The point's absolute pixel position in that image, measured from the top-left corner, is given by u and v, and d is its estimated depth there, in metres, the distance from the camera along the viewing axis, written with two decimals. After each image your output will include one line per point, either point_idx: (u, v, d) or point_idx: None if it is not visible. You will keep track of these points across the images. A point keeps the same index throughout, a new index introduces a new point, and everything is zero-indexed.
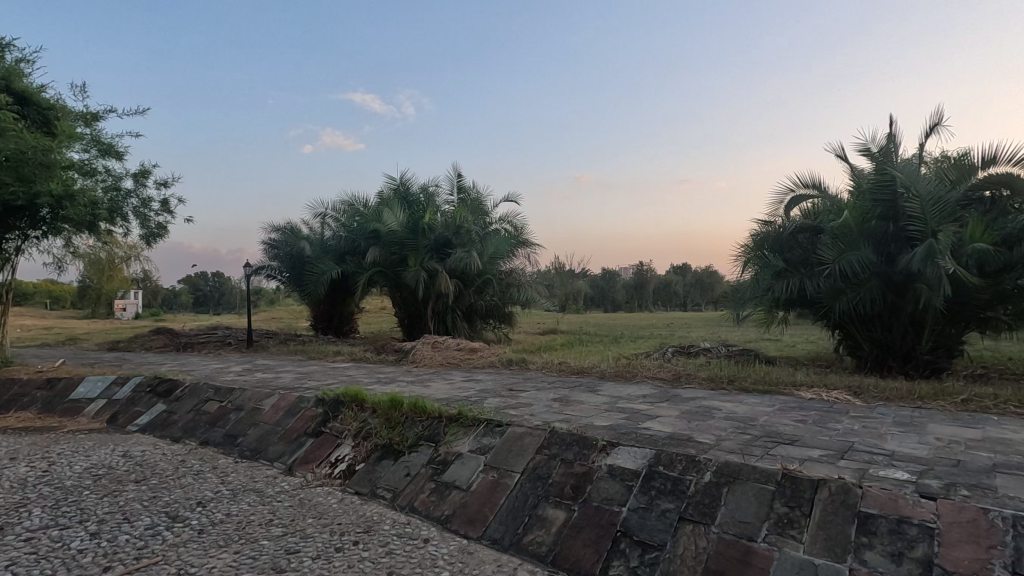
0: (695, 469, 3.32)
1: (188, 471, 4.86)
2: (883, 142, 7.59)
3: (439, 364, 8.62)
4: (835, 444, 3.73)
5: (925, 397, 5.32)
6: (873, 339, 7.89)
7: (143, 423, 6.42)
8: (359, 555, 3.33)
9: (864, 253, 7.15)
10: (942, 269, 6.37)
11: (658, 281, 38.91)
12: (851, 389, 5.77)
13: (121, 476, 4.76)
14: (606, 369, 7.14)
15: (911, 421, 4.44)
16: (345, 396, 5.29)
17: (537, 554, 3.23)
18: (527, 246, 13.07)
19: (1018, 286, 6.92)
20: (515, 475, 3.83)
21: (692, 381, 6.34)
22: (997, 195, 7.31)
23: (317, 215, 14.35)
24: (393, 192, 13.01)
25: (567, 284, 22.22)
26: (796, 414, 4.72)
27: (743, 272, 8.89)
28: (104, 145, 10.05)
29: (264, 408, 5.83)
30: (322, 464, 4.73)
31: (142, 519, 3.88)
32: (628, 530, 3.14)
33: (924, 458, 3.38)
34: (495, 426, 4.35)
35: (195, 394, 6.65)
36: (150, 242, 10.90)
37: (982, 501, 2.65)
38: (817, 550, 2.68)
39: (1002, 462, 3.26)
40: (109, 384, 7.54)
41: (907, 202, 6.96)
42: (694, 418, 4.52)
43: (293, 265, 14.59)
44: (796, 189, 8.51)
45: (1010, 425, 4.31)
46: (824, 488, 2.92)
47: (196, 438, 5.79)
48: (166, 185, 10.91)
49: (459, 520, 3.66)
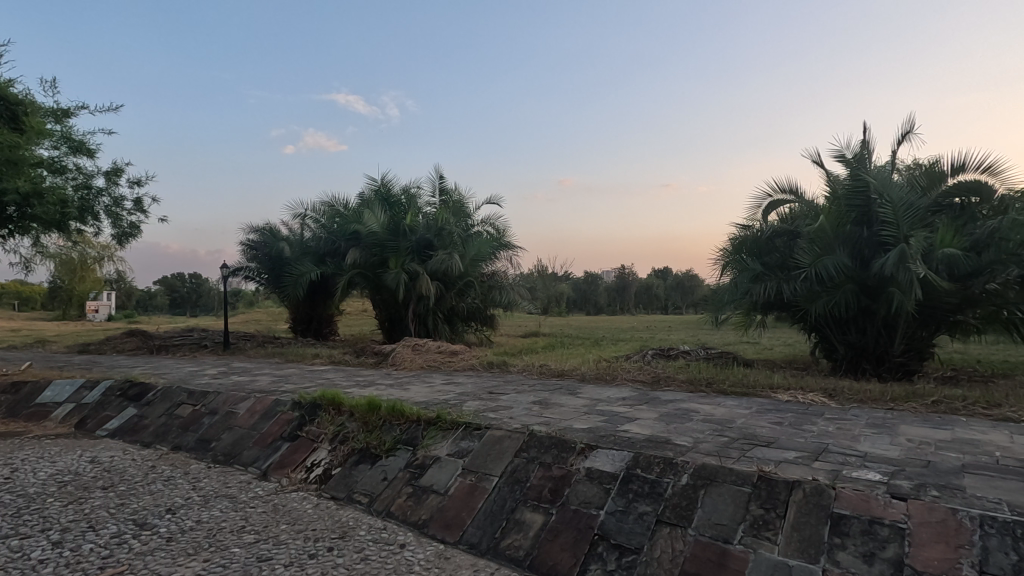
0: (672, 471, 3.34)
1: (159, 477, 4.73)
2: (858, 148, 7.69)
3: (420, 366, 8.61)
4: (810, 445, 3.78)
5: (897, 399, 5.43)
6: (848, 342, 8.02)
7: (112, 428, 6.24)
8: (334, 561, 3.27)
9: (839, 258, 7.29)
10: (913, 273, 6.52)
11: (639, 284, 39.38)
12: (826, 390, 5.87)
13: (88, 482, 4.62)
14: (587, 372, 7.18)
15: (885, 423, 4.52)
16: (322, 400, 5.22)
17: (514, 558, 3.21)
18: (509, 248, 13.03)
19: (987, 291, 7.09)
20: (493, 479, 3.80)
21: (671, 383, 6.41)
22: (966, 201, 7.52)
23: (297, 216, 14.16)
24: (374, 193, 12.94)
25: (550, 286, 22.44)
26: (773, 416, 4.78)
27: (721, 275, 8.99)
28: (75, 142, 9.77)
29: (239, 412, 5.71)
30: (298, 469, 4.64)
31: (108, 527, 3.76)
32: (606, 533, 3.13)
33: (896, 458, 3.44)
34: (474, 429, 4.32)
35: (168, 398, 6.49)
36: (122, 242, 10.64)
37: (951, 501, 2.69)
38: (791, 550, 2.69)
39: (972, 463, 3.33)
40: (79, 388, 7.33)
41: (880, 207, 7.11)
42: (673, 421, 4.55)
43: (271, 265, 14.37)
44: (773, 194, 8.62)
45: (978, 425, 4.42)
46: (799, 489, 2.95)
47: (168, 443, 5.64)
48: (140, 183, 10.69)
49: (436, 525, 3.62)
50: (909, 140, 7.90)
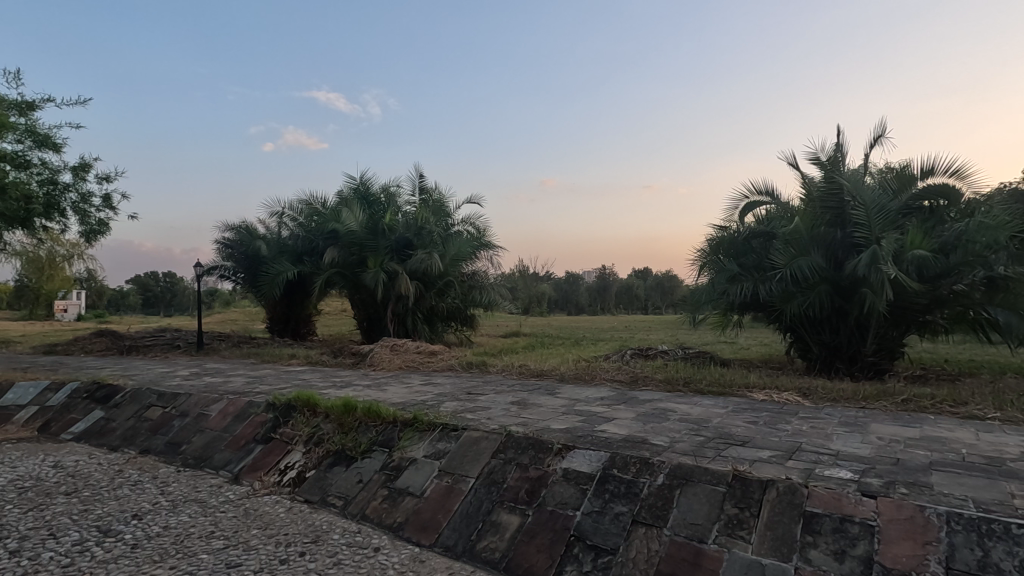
0: (649, 471, 3.34)
1: (126, 481, 4.59)
2: (832, 150, 7.79)
3: (398, 366, 8.53)
4: (784, 445, 3.82)
5: (869, 398, 5.52)
6: (822, 342, 8.15)
7: (78, 431, 6.03)
8: (306, 566, 3.20)
9: (813, 258, 7.42)
10: (885, 274, 6.66)
11: (620, 284, 39.70)
12: (800, 390, 5.94)
13: (50, 488, 4.46)
14: (566, 372, 7.18)
15: (856, 421, 4.59)
16: (297, 401, 5.12)
17: (490, 561, 3.17)
18: (490, 248, 12.95)
19: (955, 292, 7.26)
20: (469, 480, 3.76)
21: (649, 382, 6.44)
22: (935, 204, 7.70)
23: (274, 215, 13.90)
24: (353, 191, 12.79)
25: (530, 286, 22.54)
26: (748, 415, 4.83)
27: (699, 275, 9.07)
28: (40, 136, 9.43)
29: (211, 414, 5.57)
30: (271, 473, 4.54)
31: (70, 535, 3.63)
32: (582, 534, 3.12)
33: (867, 457, 3.50)
34: (451, 430, 4.28)
35: (137, 399, 6.32)
36: (90, 239, 10.34)
37: (919, 498, 2.74)
38: (765, 549, 2.71)
39: (939, 460, 3.40)
40: (42, 390, 7.11)
41: (853, 210, 7.25)
42: (650, 420, 4.56)
43: (247, 264, 14.11)
44: (750, 196, 8.72)
45: (946, 423, 4.52)
46: (773, 488, 2.97)
47: (136, 447, 5.48)
48: (109, 179, 10.39)
49: (411, 527, 3.57)
50: (880, 144, 8.06)
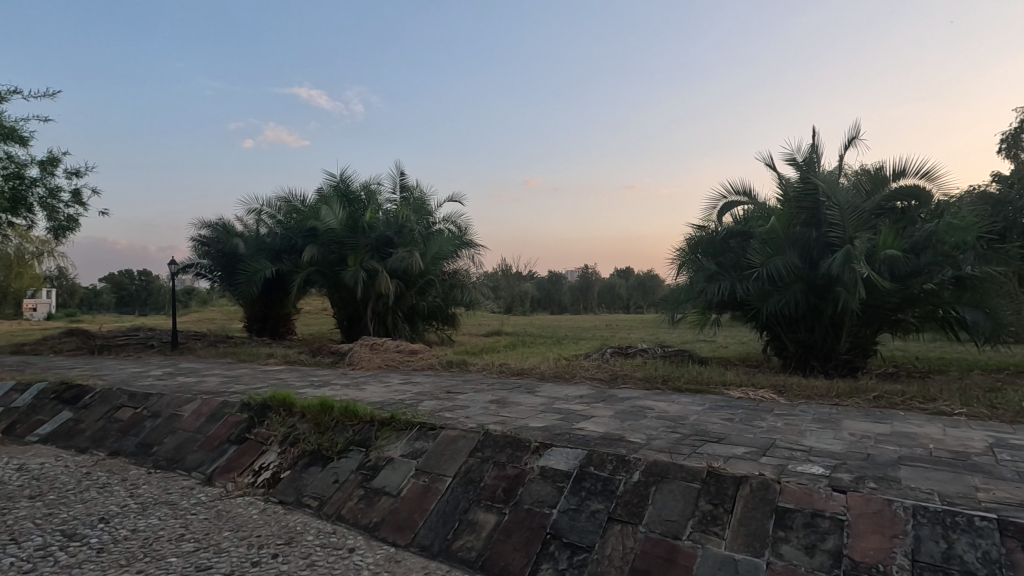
0: (625, 469, 3.35)
1: (94, 484, 4.47)
2: (808, 151, 7.92)
3: (378, 365, 8.47)
4: (758, 441, 3.87)
5: (842, 395, 5.62)
6: (798, 340, 8.29)
7: (45, 433, 5.86)
8: (278, 568, 3.15)
9: (789, 258, 7.54)
10: (858, 273, 6.80)
11: (602, 283, 39.91)
12: (776, 387, 6.03)
13: (13, 492, 4.32)
14: (546, 370, 7.18)
15: (829, 418, 4.68)
16: (272, 401, 5.04)
17: (466, 560, 3.15)
18: (471, 246, 12.89)
19: (925, 291, 7.42)
20: (446, 479, 3.73)
21: (628, 380, 6.47)
22: (906, 205, 7.88)
23: (251, 212, 13.68)
24: (333, 189, 12.63)
25: (513, 285, 22.51)
26: (724, 412, 4.88)
27: (677, 274, 9.14)
28: (5, 129, 9.14)
29: (183, 414, 5.45)
30: (244, 473, 4.46)
31: (32, 539, 3.52)
32: (558, 532, 3.12)
33: (839, 452, 3.56)
34: (429, 430, 4.25)
35: (107, 400, 6.16)
36: (59, 236, 10.05)
37: (887, 492, 2.79)
38: (737, 545, 2.73)
39: (908, 455, 3.47)
40: (8, 391, 6.89)
41: (828, 210, 7.40)
42: (628, 418, 4.58)
43: (224, 263, 13.88)
44: (728, 195, 8.82)
45: (915, 419, 4.62)
46: (746, 485, 3.00)
47: (105, 448, 5.34)
48: (79, 174, 10.12)
49: (387, 528, 3.53)
50: (854, 145, 8.21)
